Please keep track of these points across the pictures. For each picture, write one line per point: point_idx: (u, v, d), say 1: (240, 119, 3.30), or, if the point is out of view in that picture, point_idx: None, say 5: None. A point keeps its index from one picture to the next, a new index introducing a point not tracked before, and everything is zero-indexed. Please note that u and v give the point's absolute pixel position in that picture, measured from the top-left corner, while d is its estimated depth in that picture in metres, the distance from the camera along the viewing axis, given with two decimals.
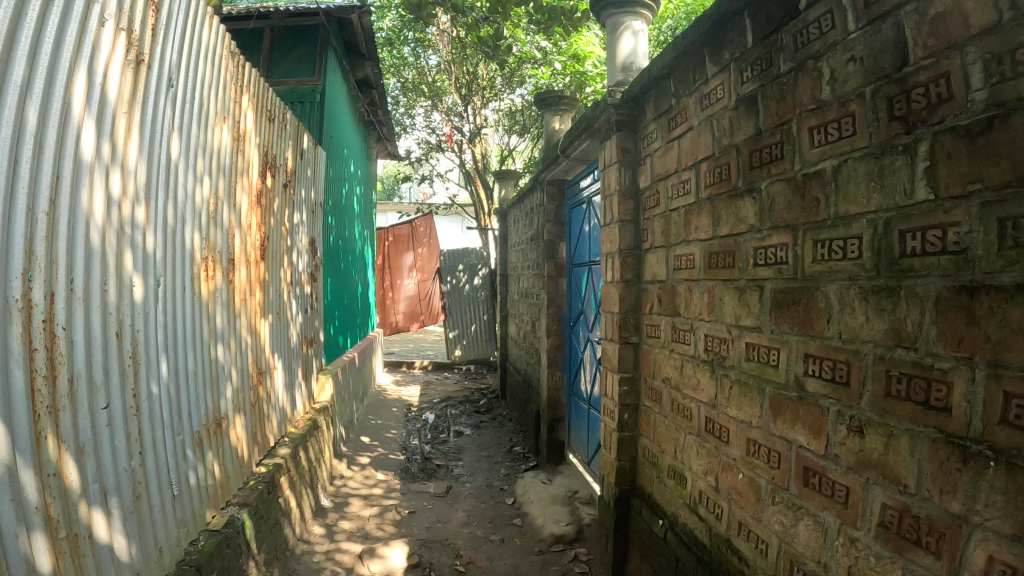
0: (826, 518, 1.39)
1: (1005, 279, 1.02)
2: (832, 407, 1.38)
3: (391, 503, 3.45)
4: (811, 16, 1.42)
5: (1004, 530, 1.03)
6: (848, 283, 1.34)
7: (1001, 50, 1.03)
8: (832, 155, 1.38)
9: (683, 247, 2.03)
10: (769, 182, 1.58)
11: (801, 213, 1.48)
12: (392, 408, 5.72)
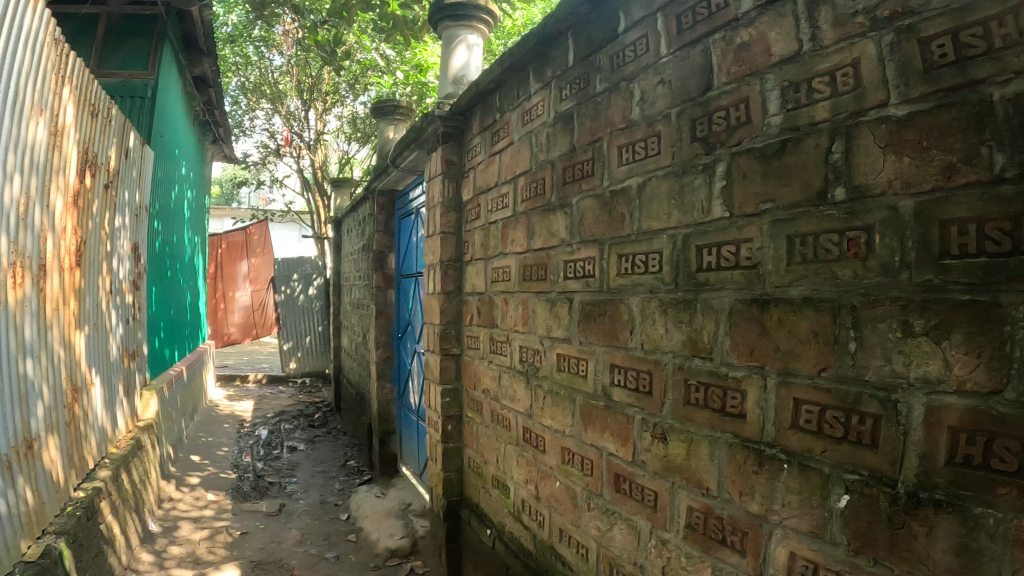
0: (638, 522, 1.44)
1: (793, 292, 1.12)
2: (637, 415, 1.43)
3: (222, 525, 3.32)
4: (627, 39, 1.48)
5: (802, 528, 1.12)
6: (649, 296, 1.40)
7: (799, 78, 1.14)
8: (638, 172, 1.43)
9: (500, 260, 2.07)
10: (580, 198, 1.63)
11: (608, 227, 1.53)
12: (224, 425, 5.50)
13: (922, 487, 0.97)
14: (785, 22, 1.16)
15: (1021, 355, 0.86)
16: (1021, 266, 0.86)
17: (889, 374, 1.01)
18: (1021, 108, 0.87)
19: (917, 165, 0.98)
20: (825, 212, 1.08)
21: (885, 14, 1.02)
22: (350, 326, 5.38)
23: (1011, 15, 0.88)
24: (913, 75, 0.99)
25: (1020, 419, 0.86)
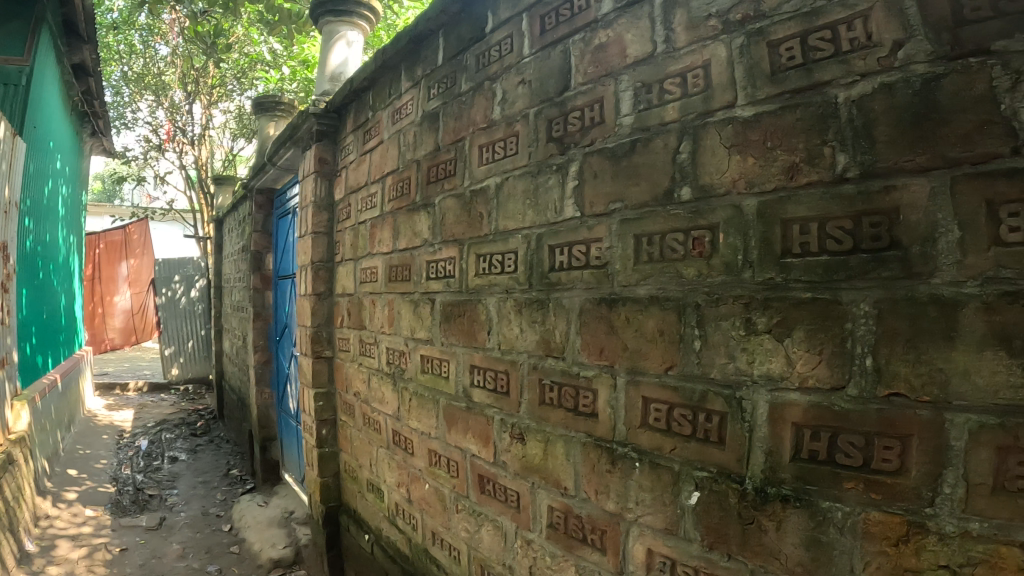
0: (504, 522, 1.44)
1: (641, 291, 1.15)
2: (497, 415, 1.45)
3: (100, 542, 3.22)
4: (492, 39, 1.48)
5: (658, 525, 1.17)
6: (504, 296, 1.42)
7: (651, 79, 1.18)
8: (497, 172, 1.44)
9: (368, 260, 2.08)
10: (443, 198, 1.66)
11: (468, 228, 1.55)
12: (102, 436, 5.29)
13: (770, 483, 1.06)
14: (640, 24, 1.21)
15: (861, 351, 0.98)
16: (861, 264, 0.98)
17: (732, 371, 1.07)
18: (864, 109, 0.99)
19: (761, 164, 1.06)
20: (671, 212, 1.13)
21: (738, 18, 1.11)
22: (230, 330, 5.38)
23: (860, 20, 0.99)
24: (761, 76, 1.08)
25: (863, 414, 0.97)
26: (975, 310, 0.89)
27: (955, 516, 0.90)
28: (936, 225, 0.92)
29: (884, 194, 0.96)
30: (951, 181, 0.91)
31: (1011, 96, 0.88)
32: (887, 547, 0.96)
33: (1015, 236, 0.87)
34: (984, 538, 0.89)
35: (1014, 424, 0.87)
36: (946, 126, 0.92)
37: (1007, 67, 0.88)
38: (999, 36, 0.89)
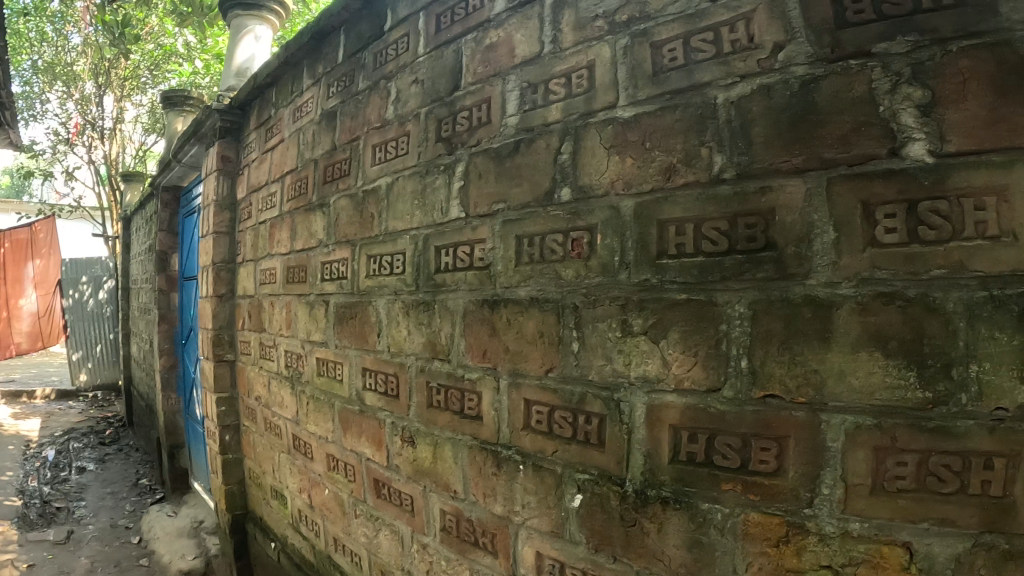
0: (400, 527, 1.51)
1: (520, 292, 1.24)
2: (388, 418, 1.53)
3: (4, 561, 3.23)
4: (390, 38, 1.56)
5: (544, 528, 1.22)
6: (393, 297, 1.52)
7: (537, 79, 1.25)
8: (388, 171, 1.53)
9: (269, 261, 2.14)
10: (337, 198, 1.74)
11: (359, 228, 1.64)
12: (8, 446, 5.23)
13: (651, 484, 1.11)
14: (530, 24, 1.27)
15: (737, 352, 1.03)
16: (735, 265, 1.03)
17: (609, 373, 1.13)
18: (742, 109, 1.05)
19: (638, 166, 1.12)
20: (550, 212, 1.20)
21: (623, 19, 1.16)
22: (139, 334, 5.39)
23: (743, 22, 1.06)
24: (642, 77, 1.13)
25: (739, 415, 1.03)
26: (850, 311, 0.97)
27: (835, 516, 0.98)
28: (812, 226, 0.99)
29: (759, 194, 1.02)
30: (828, 182, 0.99)
31: (890, 98, 0.97)
32: (769, 548, 1.02)
33: (890, 237, 0.96)
34: (865, 538, 0.97)
35: (890, 425, 0.95)
36: (823, 127, 1.00)
37: (887, 69, 0.98)
38: (879, 39, 0.99)
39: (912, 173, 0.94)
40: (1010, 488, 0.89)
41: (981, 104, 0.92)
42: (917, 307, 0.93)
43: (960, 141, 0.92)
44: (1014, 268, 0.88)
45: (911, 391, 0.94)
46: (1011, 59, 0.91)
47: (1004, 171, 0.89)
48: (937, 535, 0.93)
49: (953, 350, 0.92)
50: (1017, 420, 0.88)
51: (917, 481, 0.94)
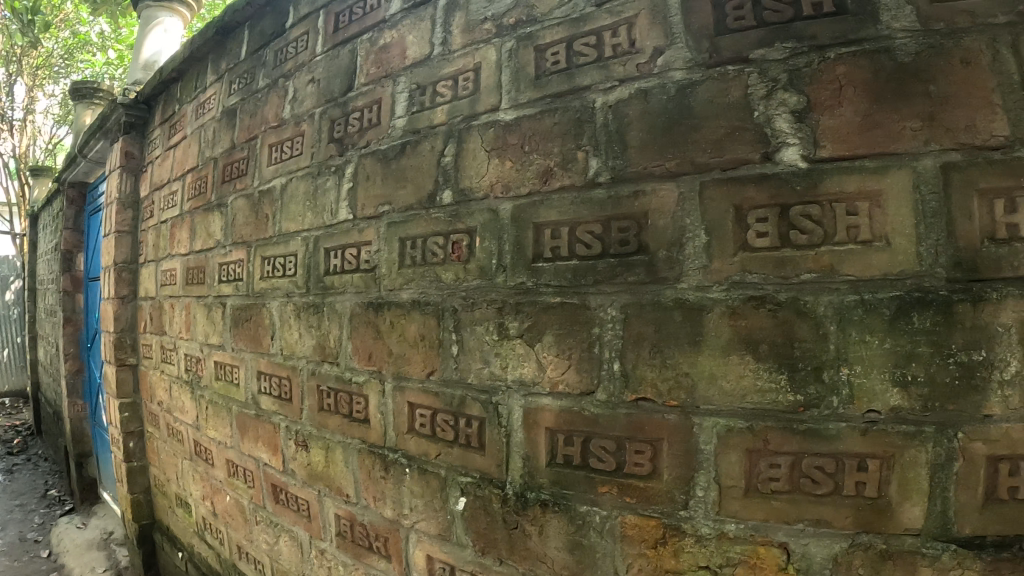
0: (298, 532, 1.59)
1: (403, 296, 1.30)
2: (282, 422, 1.59)
3: None
4: (292, 36, 1.63)
5: (432, 531, 1.29)
6: (285, 299, 1.57)
7: (425, 81, 1.31)
8: (283, 172, 1.59)
9: (169, 261, 2.20)
10: (234, 197, 1.79)
11: (254, 229, 1.70)
12: None
13: (530, 487, 1.17)
14: (422, 26, 1.32)
15: (610, 356, 1.08)
16: (609, 268, 1.08)
17: (487, 376, 1.19)
18: (619, 113, 1.11)
19: (516, 169, 1.17)
20: (433, 215, 1.27)
21: (510, 22, 1.22)
22: (49, 337, 5.21)
23: (624, 27, 1.12)
24: (524, 80, 1.19)
25: (612, 418, 1.09)
26: (720, 314, 1.02)
27: (710, 518, 1.04)
28: (684, 230, 1.04)
29: (633, 197, 1.08)
30: (701, 186, 1.04)
31: (766, 104, 1.03)
32: (647, 549, 1.08)
33: (761, 241, 1.01)
34: (740, 539, 1.03)
35: (762, 428, 1.01)
36: (698, 132, 1.05)
37: (764, 75, 1.04)
38: (757, 45, 1.05)
39: (786, 177, 1.00)
40: (883, 489, 0.99)
41: (856, 110, 1.00)
42: (786, 310, 0.99)
43: (834, 146, 1.00)
44: (885, 272, 0.97)
45: (782, 394, 1.00)
46: (888, 65, 1.00)
47: (878, 177, 0.99)
48: (813, 536, 1.01)
49: (823, 353, 0.99)
50: (888, 422, 0.98)
51: (791, 483, 1.01)
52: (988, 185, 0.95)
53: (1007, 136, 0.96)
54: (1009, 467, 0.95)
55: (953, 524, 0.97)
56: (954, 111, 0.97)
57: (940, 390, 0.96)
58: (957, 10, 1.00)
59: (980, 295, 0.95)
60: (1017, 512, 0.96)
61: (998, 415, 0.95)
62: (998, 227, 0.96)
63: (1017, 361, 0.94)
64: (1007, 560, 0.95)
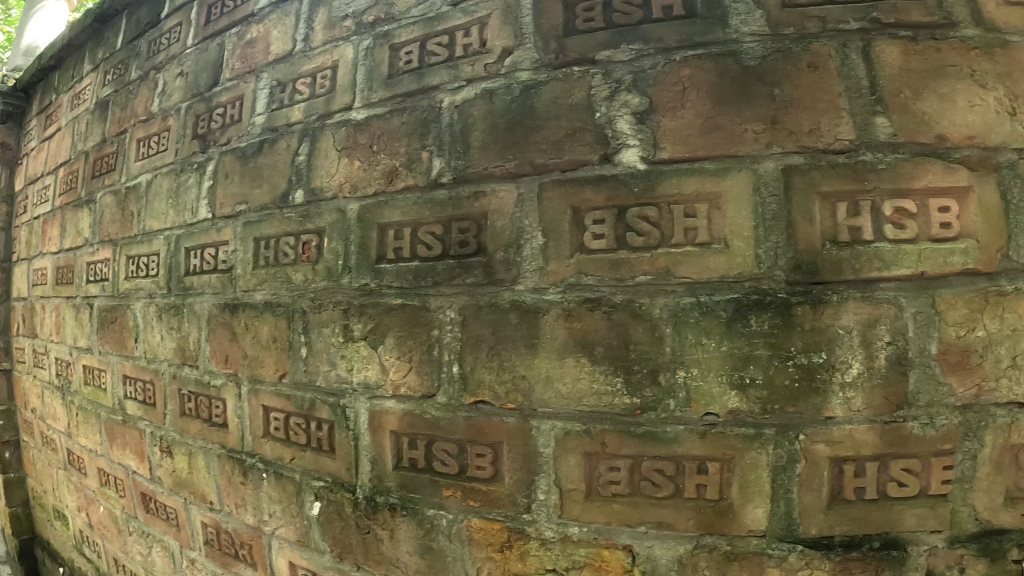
0: (169, 542, 1.64)
1: (257, 297, 1.34)
2: (148, 428, 1.62)
3: None
4: (165, 26, 1.66)
5: (291, 538, 1.35)
6: (148, 300, 1.60)
7: (286, 78, 1.37)
8: (148, 168, 1.63)
9: (40, 260, 2.18)
10: (103, 193, 1.80)
11: (121, 226, 1.72)
12: None
13: (379, 492, 1.23)
14: (286, 22, 1.39)
15: (450, 358, 1.13)
16: (447, 270, 1.13)
17: (334, 379, 1.24)
18: (464, 114, 1.15)
19: (363, 168, 1.23)
20: (285, 215, 1.31)
21: (369, 20, 1.28)
22: None
23: (476, 26, 1.18)
24: (376, 79, 1.25)
25: (453, 421, 1.13)
26: (555, 317, 1.05)
27: (554, 521, 1.10)
28: (522, 232, 1.08)
29: (473, 198, 1.12)
30: (540, 187, 1.07)
31: (608, 105, 1.07)
32: (493, 553, 1.14)
33: (598, 243, 1.04)
34: (585, 543, 1.09)
35: (599, 431, 1.05)
36: (540, 132, 1.09)
37: (608, 77, 1.09)
38: (603, 47, 1.10)
39: (623, 180, 1.04)
40: (724, 491, 1.04)
41: (697, 112, 1.04)
42: (621, 313, 1.02)
43: (674, 148, 1.03)
44: (722, 274, 1.00)
45: (619, 397, 1.03)
46: (733, 68, 1.06)
47: (717, 179, 1.01)
48: (657, 538, 1.06)
49: (659, 356, 1.01)
50: (727, 425, 1.01)
51: (631, 486, 1.06)
52: (831, 189, 1.02)
53: (851, 140, 1.04)
54: (854, 468, 1.04)
55: (798, 525, 1.05)
56: (799, 114, 1.03)
57: (779, 393, 1.00)
58: (810, 16, 1.09)
59: (819, 298, 1.00)
60: (863, 512, 1.07)
61: (840, 416, 1.02)
62: (839, 230, 1.02)
63: (858, 364, 1.01)
64: (855, 559, 1.06)
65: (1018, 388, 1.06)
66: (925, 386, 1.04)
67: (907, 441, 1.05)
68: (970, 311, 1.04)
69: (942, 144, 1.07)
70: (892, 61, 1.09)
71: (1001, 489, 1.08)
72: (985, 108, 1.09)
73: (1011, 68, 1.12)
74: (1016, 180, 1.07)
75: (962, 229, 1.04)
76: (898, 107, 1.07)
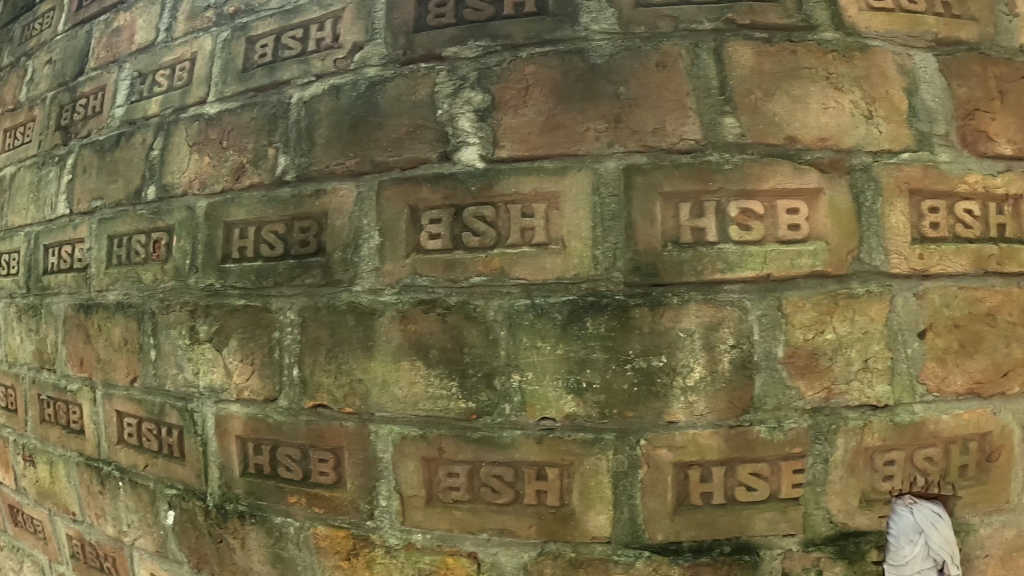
0: (37, 555, 1.64)
1: (108, 297, 1.34)
2: (11, 435, 1.62)
3: None
4: (39, 11, 1.64)
5: (150, 549, 1.37)
6: (9, 300, 1.58)
7: (146, 69, 1.37)
8: (13, 160, 1.62)
9: None
10: None
11: None
12: None
13: (228, 499, 1.24)
14: (151, 10, 1.38)
15: (289, 361, 1.14)
16: (288, 269, 1.14)
17: (182, 382, 1.25)
18: (311, 109, 1.16)
19: (213, 165, 1.23)
20: (137, 212, 1.31)
21: (230, 11, 1.28)
22: None
23: (331, 21, 1.18)
24: (231, 72, 1.25)
25: (294, 426, 1.15)
26: (390, 319, 1.07)
27: (397, 529, 1.12)
28: (360, 232, 1.09)
29: (315, 197, 1.13)
30: (380, 186, 1.08)
31: (450, 102, 1.08)
32: (340, 561, 1.16)
33: (433, 243, 1.05)
34: (428, 550, 1.10)
35: (435, 436, 1.06)
36: (382, 129, 1.10)
37: (453, 73, 1.09)
38: (451, 42, 1.11)
39: (461, 178, 1.04)
40: (565, 498, 1.03)
41: (539, 111, 1.04)
42: (455, 315, 1.03)
43: (513, 146, 1.03)
44: (558, 276, 0.99)
45: (454, 401, 1.04)
46: (579, 66, 1.05)
47: (556, 178, 1.01)
48: (501, 545, 1.07)
49: (494, 359, 1.02)
50: (564, 430, 1.01)
51: (472, 492, 1.07)
52: (673, 189, 1.00)
53: (696, 140, 1.02)
54: (699, 473, 1.03)
55: (643, 531, 1.04)
56: (642, 113, 1.02)
57: (617, 396, 0.99)
58: (663, 15, 1.08)
59: (660, 300, 0.99)
60: (710, 517, 1.05)
61: (682, 421, 1.00)
62: (681, 230, 1.00)
63: (699, 368, 0.99)
64: (705, 564, 1.05)
65: (870, 391, 1.07)
66: (773, 389, 1.02)
67: (755, 445, 1.03)
68: (819, 314, 1.03)
69: (792, 146, 1.05)
70: (744, 62, 1.07)
71: (855, 492, 1.09)
72: (839, 110, 1.09)
73: (868, 71, 1.12)
74: (870, 183, 1.08)
75: (811, 230, 1.03)
76: (747, 108, 1.05)
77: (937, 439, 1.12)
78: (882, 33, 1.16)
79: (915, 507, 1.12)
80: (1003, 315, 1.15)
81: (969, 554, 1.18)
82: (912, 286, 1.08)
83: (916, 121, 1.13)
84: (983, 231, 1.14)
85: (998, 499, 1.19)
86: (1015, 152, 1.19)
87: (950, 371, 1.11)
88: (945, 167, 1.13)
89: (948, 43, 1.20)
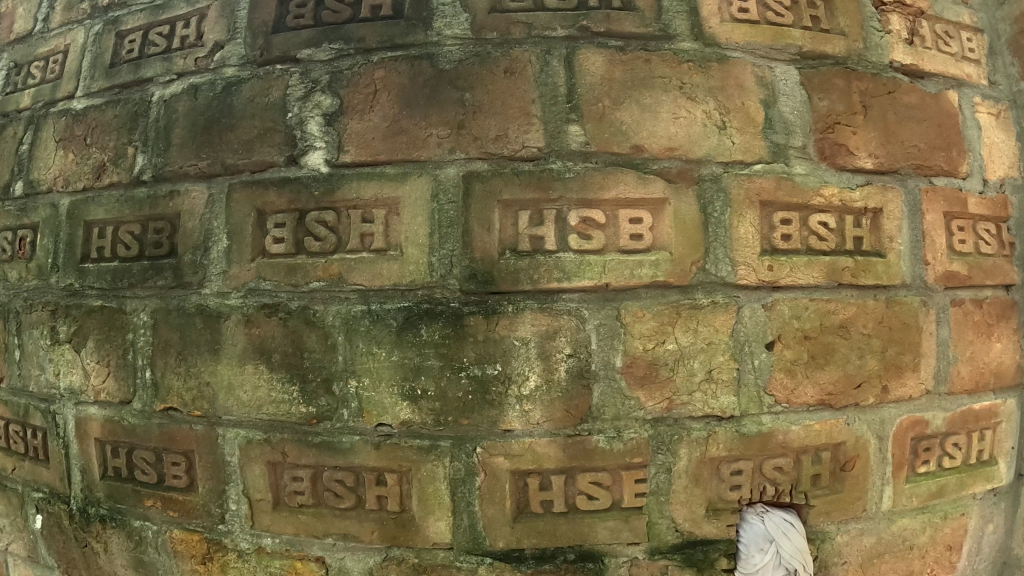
0: None
1: None
2: None
3: None
4: None
5: (22, 553, 1.35)
6: None
7: (23, 59, 1.35)
8: None
9: None
10: None
11: None
12: None
13: (90, 502, 1.20)
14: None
15: (143, 364, 1.12)
16: (142, 271, 1.13)
17: (44, 383, 1.23)
18: (170, 109, 1.14)
19: (76, 162, 1.21)
20: (6, 207, 1.30)
21: (103, 4, 1.26)
22: None
23: (196, 18, 1.16)
24: (98, 68, 1.23)
25: (147, 429, 1.13)
26: (235, 322, 1.06)
27: (247, 533, 1.09)
28: (210, 234, 1.08)
29: (168, 198, 1.12)
30: (229, 188, 1.08)
31: (300, 106, 1.07)
32: (197, 565, 1.13)
33: (277, 248, 1.05)
34: (277, 554, 1.08)
35: (279, 440, 1.05)
36: (232, 131, 1.09)
37: (306, 76, 1.08)
38: (307, 45, 1.09)
39: (305, 182, 1.04)
40: (404, 503, 1.03)
41: (384, 116, 1.04)
42: (296, 319, 1.03)
43: (356, 151, 1.03)
44: (394, 283, 1.01)
45: (295, 406, 1.04)
46: (427, 71, 1.04)
47: (395, 184, 1.02)
48: (347, 550, 1.06)
49: (332, 365, 1.02)
50: (401, 437, 1.02)
51: (316, 497, 1.06)
52: (512, 197, 1.01)
53: (539, 148, 1.01)
54: (538, 481, 1.02)
55: (484, 538, 1.03)
56: (485, 120, 1.02)
57: (451, 404, 1.00)
58: (516, 21, 1.05)
59: (496, 307, 1.00)
60: (551, 525, 1.04)
61: (518, 429, 1.01)
62: (520, 239, 1.01)
63: (535, 376, 1.00)
64: (547, 572, 1.04)
65: (714, 401, 1.05)
66: (611, 399, 1.02)
67: (594, 454, 1.02)
68: (660, 324, 1.02)
69: (638, 155, 1.04)
70: (595, 69, 1.05)
71: (701, 501, 1.07)
72: (690, 120, 1.06)
73: (724, 82, 1.09)
74: (719, 194, 1.06)
75: (655, 241, 1.02)
76: (593, 117, 1.03)
77: (787, 449, 1.09)
78: (742, 45, 1.11)
79: (766, 516, 1.08)
80: (857, 327, 1.11)
81: (825, 562, 1.14)
82: (761, 297, 1.06)
83: (772, 133, 1.10)
84: (838, 243, 1.11)
85: (854, 507, 1.15)
86: (876, 167, 1.15)
87: (800, 382, 1.08)
88: (799, 179, 1.10)
89: (812, 57, 1.15)
